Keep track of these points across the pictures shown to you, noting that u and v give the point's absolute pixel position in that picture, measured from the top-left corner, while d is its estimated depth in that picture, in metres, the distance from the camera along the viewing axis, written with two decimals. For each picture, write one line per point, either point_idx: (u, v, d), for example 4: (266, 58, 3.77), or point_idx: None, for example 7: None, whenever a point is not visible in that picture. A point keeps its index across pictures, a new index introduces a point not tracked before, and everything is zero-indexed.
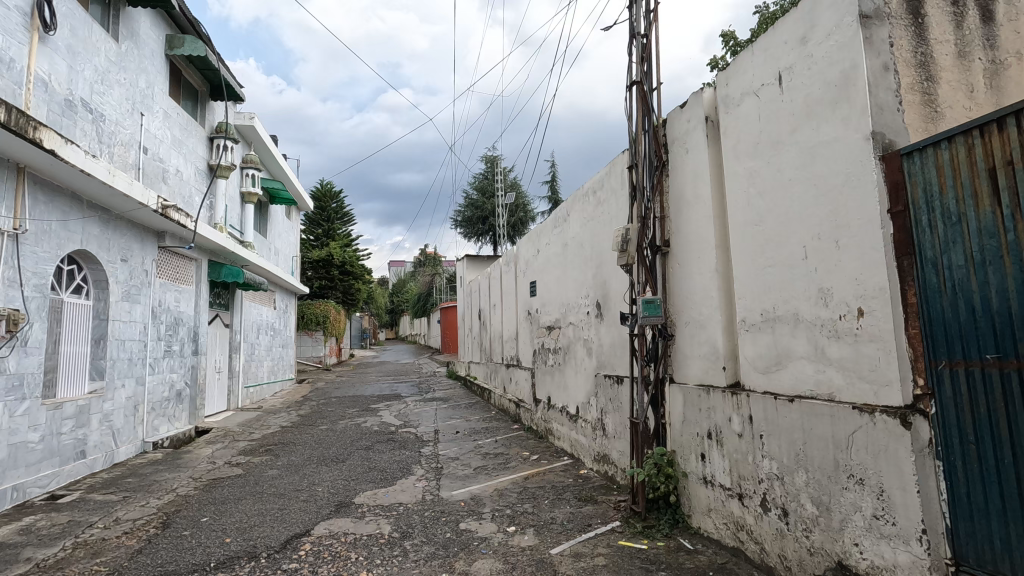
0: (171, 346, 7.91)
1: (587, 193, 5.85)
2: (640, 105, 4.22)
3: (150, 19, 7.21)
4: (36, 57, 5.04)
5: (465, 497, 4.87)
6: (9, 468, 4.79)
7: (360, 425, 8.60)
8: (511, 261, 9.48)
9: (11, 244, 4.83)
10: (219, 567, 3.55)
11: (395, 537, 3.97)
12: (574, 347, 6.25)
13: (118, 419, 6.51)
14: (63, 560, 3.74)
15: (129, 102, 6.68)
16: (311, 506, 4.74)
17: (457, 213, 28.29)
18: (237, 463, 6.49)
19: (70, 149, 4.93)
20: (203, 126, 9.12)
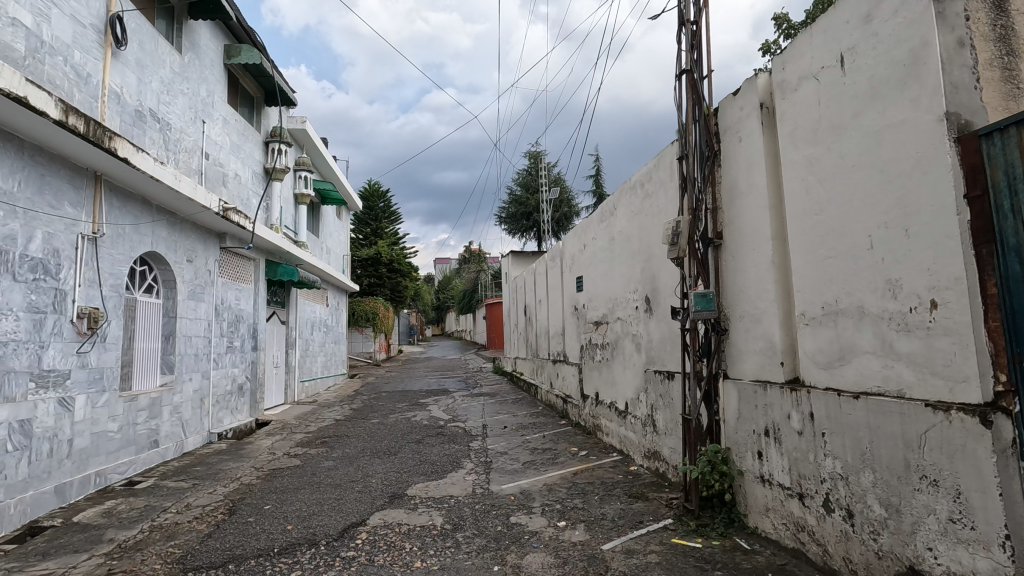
0: (233, 342, 8.31)
1: (634, 186, 5.76)
2: (690, 94, 4.11)
3: (210, 31, 7.57)
4: (109, 71, 5.38)
5: (514, 491, 4.91)
6: (92, 456, 5.16)
7: (410, 419, 8.79)
8: (557, 256, 9.46)
9: (91, 246, 5.19)
10: (282, 553, 3.72)
11: (448, 529, 4.04)
12: (622, 343, 6.18)
13: (187, 411, 6.90)
14: (142, 541, 4.00)
15: (192, 111, 7.04)
16: (365, 497, 4.88)
17: (502, 210, 28.45)
18: (295, 454, 6.76)
19: (141, 156, 5.24)
20: (259, 131, 9.50)
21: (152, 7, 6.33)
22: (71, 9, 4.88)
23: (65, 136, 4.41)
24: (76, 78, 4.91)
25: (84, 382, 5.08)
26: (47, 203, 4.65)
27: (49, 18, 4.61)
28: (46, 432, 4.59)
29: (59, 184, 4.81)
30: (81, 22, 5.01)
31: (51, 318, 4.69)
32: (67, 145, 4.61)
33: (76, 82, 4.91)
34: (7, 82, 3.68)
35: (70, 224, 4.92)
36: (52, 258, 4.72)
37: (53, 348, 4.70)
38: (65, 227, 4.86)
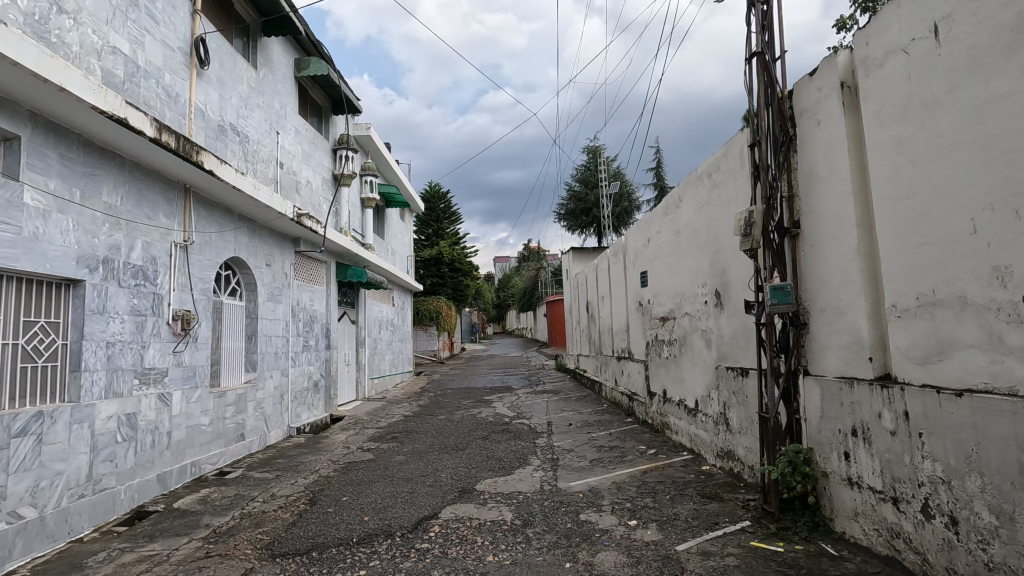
0: (309, 341, 8.74)
1: (700, 176, 5.58)
2: (761, 77, 3.92)
3: (282, 46, 7.98)
4: (195, 90, 5.78)
5: (582, 489, 4.88)
6: (187, 447, 5.57)
7: (476, 416, 8.94)
8: (619, 252, 9.31)
9: (183, 254, 5.61)
10: (360, 543, 3.87)
11: (518, 524, 4.08)
12: (690, 338, 6.00)
13: (269, 406, 7.33)
14: (234, 528, 4.29)
15: (267, 123, 7.45)
16: (436, 491, 5.00)
17: (561, 207, 28.37)
18: (368, 448, 7.04)
19: (224, 168, 5.60)
20: (328, 138, 9.93)
21: (231, 28, 6.74)
22: (161, 35, 5.28)
23: (158, 152, 4.78)
24: (167, 98, 5.32)
25: (180, 379, 5.49)
26: (145, 215, 5.05)
27: (143, 44, 5.01)
28: (149, 425, 5.00)
29: (155, 197, 5.22)
30: (171, 46, 5.41)
31: (150, 320, 5.10)
32: (160, 160, 4.99)
33: (167, 102, 5.32)
34: (110, 105, 4.03)
35: (165, 234, 5.33)
36: (150, 265, 5.12)
37: (152, 348, 5.10)
38: (160, 236, 5.27)
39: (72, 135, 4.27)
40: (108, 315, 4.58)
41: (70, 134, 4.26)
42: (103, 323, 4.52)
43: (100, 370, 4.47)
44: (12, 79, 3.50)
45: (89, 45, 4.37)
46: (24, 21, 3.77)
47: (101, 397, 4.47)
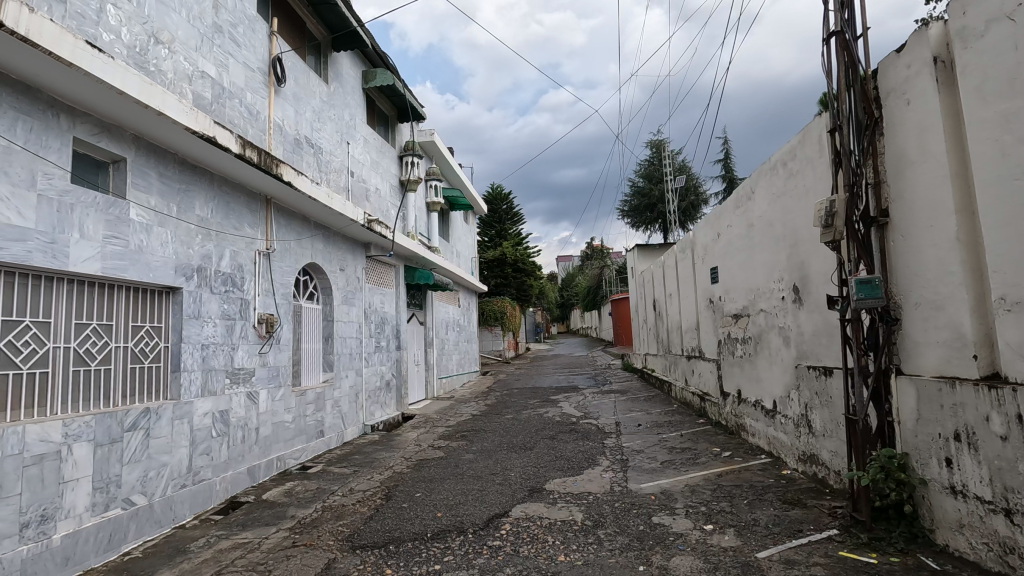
0: (380, 342, 9.08)
1: (774, 165, 5.31)
2: (841, 57, 3.68)
3: (350, 60, 8.33)
4: (273, 107, 6.14)
5: (654, 491, 4.77)
6: (273, 442, 5.94)
7: (543, 415, 8.95)
8: (687, 248, 9.03)
9: (266, 261, 5.98)
10: (434, 538, 3.98)
11: (588, 525, 4.05)
12: (767, 336, 5.73)
13: (345, 404, 7.67)
14: (317, 519, 4.53)
15: (338, 135, 7.81)
16: (506, 490, 5.05)
17: (625, 204, 27.89)
18: (439, 446, 7.22)
19: (301, 179, 5.92)
20: (395, 146, 10.27)
21: (304, 46, 7.12)
22: (243, 57, 5.66)
23: (243, 167, 5.13)
24: (249, 116, 5.69)
25: (266, 378, 5.86)
26: (232, 226, 5.43)
27: (228, 67, 5.39)
28: (239, 421, 5.37)
29: (241, 209, 5.60)
30: (251, 67, 5.79)
31: (239, 323, 5.47)
32: (245, 174, 5.35)
33: (249, 120, 5.69)
34: (201, 126, 4.37)
35: (250, 242, 5.71)
36: (238, 273, 5.50)
37: (241, 349, 5.47)
38: (246, 245, 5.64)
39: (169, 155, 4.66)
40: (202, 320, 4.95)
41: (168, 154, 4.64)
42: (198, 327, 4.89)
43: (197, 370, 4.84)
44: (118, 106, 3.86)
45: (182, 71, 4.75)
46: (127, 54, 4.16)
47: (198, 396, 4.84)
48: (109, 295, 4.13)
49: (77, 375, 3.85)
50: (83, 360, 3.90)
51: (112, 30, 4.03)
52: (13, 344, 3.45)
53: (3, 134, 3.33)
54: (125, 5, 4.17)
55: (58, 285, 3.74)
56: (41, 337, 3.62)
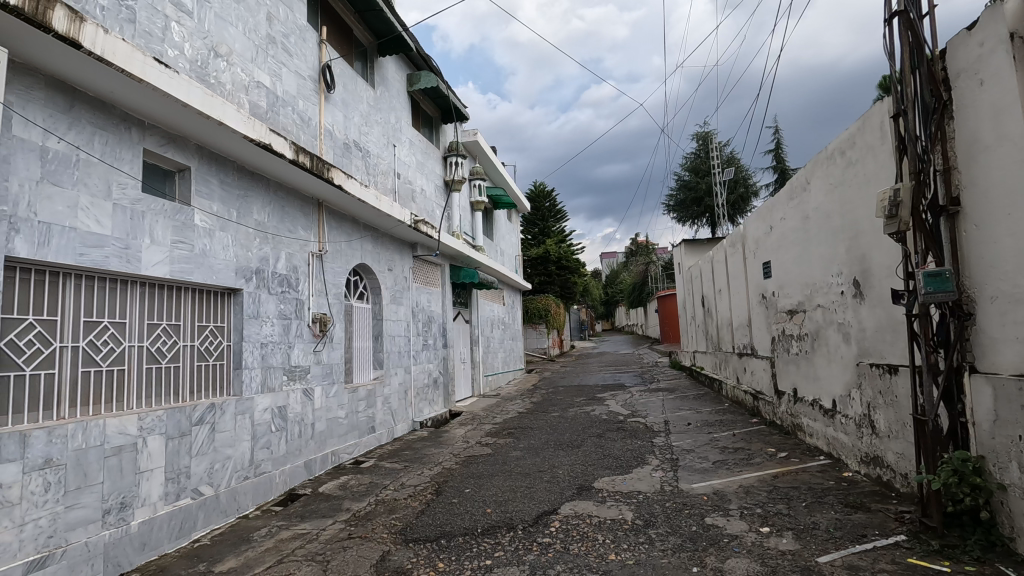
0: (428, 341, 9.24)
1: (832, 154, 5.09)
2: (905, 38, 3.48)
3: (395, 64, 8.51)
4: (323, 113, 6.35)
5: (707, 491, 4.66)
6: (328, 437, 6.16)
7: (589, 413, 8.90)
8: (737, 242, 8.77)
9: (319, 262, 6.19)
10: (484, 533, 4.03)
11: (639, 525, 4.00)
12: (825, 333, 5.50)
13: (395, 401, 7.85)
14: (371, 512, 4.67)
15: (385, 138, 7.99)
16: (554, 487, 5.05)
17: (670, 198, 27.33)
18: (486, 443, 7.29)
19: (350, 182, 6.10)
20: (439, 147, 10.42)
21: (351, 52, 7.32)
22: (295, 66, 5.87)
23: (296, 172, 5.32)
24: (301, 123, 5.89)
25: (320, 376, 6.06)
26: (287, 229, 5.65)
27: (281, 76, 5.60)
28: (296, 417, 5.59)
29: (295, 213, 5.82)
30: (303, 76, 6.00)
31: (294, 323, 5.68)
32: (298, 179, 5.55)
33: (301, 126, 5.89)
34: (257, 133, 4.56)
35: (304, 245, 5.92)
36: (293, 274, 5.72)
37: (297, 348, 5.68)
38: (300, 247, 5.86)
39: (229, 163, 4.89)
40: (261, 319, 5.17)
41: (227, 162, 4.87)
42: (257, 326, 5.12)
43: (256, 367, 5.06)
44: (182, 118, 4.08)
45: (239, 82, 4.97)
46: (189, 68, 4.39)
47: (258, 392, 5.06)
48: (176, 297, 4.38)
49: (150, 372, 4.10)
50: (155, 357, 4.15)
51: (176, 46, 4.27)
52: (94, 342, 3.71)
53: (81, 147, 3.58)
54: (187, 21, 4.40)
55: (133, 288, 3.99)
56: (118, 336, 3.87)
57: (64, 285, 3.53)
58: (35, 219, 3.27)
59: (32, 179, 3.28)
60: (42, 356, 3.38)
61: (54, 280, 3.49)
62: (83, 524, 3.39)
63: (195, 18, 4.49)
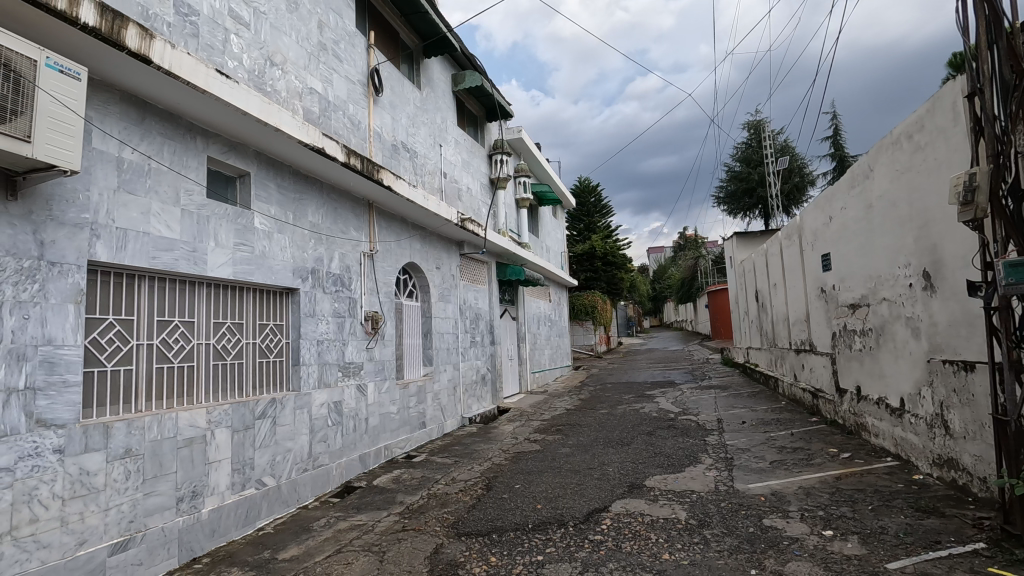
0: (475, 337, 9.34)
1: (897, 139, 4.82)
2: (980, 12, 3.25)
3: (441, 65, 8.62)
4: (373, 116, 6.51)
5: (764, 492, 4.52)
6: (381, 432, 6.33)
7: (639, 410, 8.77)
8: (793, 234, 8.43)
9: (370, 262, 6.36)
10: (535, 529, 4.04)
11: (693, 525, 3.91)
12: (891, 327, 5.22)
13: (444, 397, 7.98)
14: (423, 506, 4.77)
15: (432, 138, 8.11)
16: (605, 485, 5.01)
17: (720, 190, 26.54)
18: (535, 439, 7.30)
19: (400, 183, 6.24)
20: (484, 146, 10.49)
21: (398, 55, 7.47)
22: (345, 71, 6.04)
23: (349, 175, 5.49)
24: (351, 127, 6.07)
25: (373, 372, 6.24)
26: (340, 230, 5.83)
27: (332, 81, 5.77)
28: (351, 412, 5.77)
29: (348, 214, 6.00)
30: (353, 80, 6.17)
31: (348, 321, 5.86)
32: (350, 181, 5.72)
33: (351, 130, 6.07)
34: (312, 139, 4.73)
35: (356, 245, 6.10)
36: (346, 274, 5.90)
37: (351, 345, 5.87)
38: (353, 247, 6.03)
39: (285, 167, 5.09)
40: (317, 318, 5.37)
41: (284, 167, 5.08)
42: (314, 324, 5.31)
43: (313, 364, 5.26)
44: (242, 126, 4.28)
45: (293, 89, 5.16)
46: (248, 77, 4.59)
47: (315, 387, 5.25)
48: (239, 297, 4.60)
49: (216, 368, 4.33)
50: (221, 354, 4.38)
51: (235, 57, 4.47)
52: (166, 340, 3.94)
53: (152, 156, 3.80)
54: (245, 33, 4.60)
55: (200, 289, 4.22)
56: (187, 334, 4.11)
57: (139, 286, 3.77)
58: (113, 225, 3.50)
59: (110, 187, 3.50)
60: (120, 353, 3.62)
61: (130, 282, 3.72)
62: (159, 511, 3.62)
63: (253, 29, 4.70)
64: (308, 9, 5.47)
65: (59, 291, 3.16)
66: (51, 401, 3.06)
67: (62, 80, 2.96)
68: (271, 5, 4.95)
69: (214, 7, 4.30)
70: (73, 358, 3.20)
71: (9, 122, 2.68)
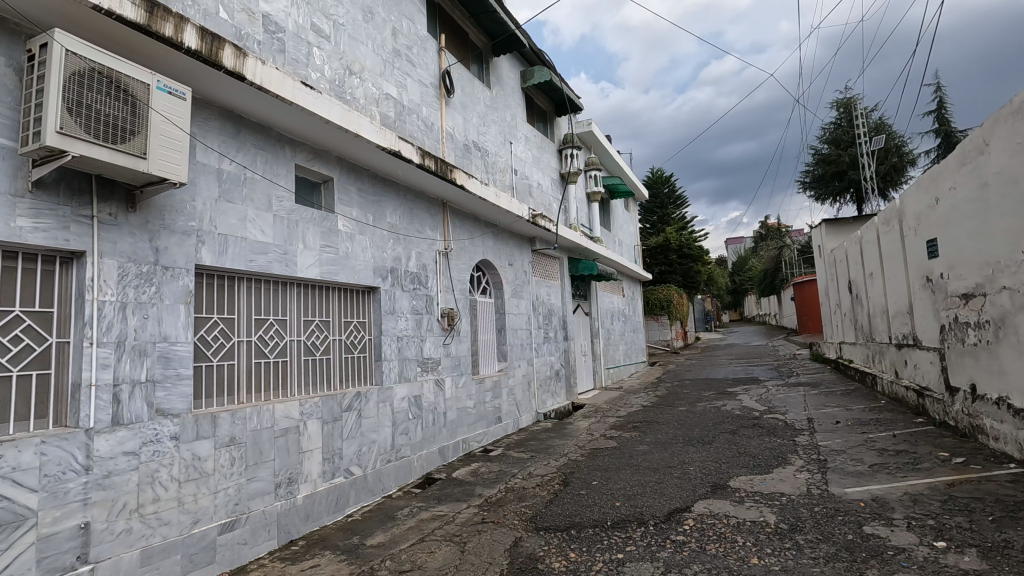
0: (549, 333, 9.34)
1: (1018, 108, 4.31)
2: None
3: (509, 62, 8.66)
4: (445, 117, 6.65)
5: (863, 497, 4.20)
6: (459, 426, 6.48)
7: (721, 408, 8.42)
8: (892, 218, 7.76)
9: (445, 259, 6.52)
10: (615, 527, 3.99)
11: (784, 529, 3.71)
12: (1014, 319, 4.68)
13: (519, 392, 8.05)
14: (501, 499, 4.84)
15: (502, 136, 8.18)
16: (686, 484, 4.85)
17: (806, 175, 24.91)
18: (611, 436, 7.20)
19: (472, 181, 6.35)
20: (554, 141, 10.45)
21: (468, 56, 7.59)
22: (418, 75, 6.21)
23: (424, 175, 5.65)
24: (425, 129, 6.24)
25: (449, 367, 6.39)
26: (416, 230, 6.01)
27: (406, 86, 5.95)
28: (430, 406, 5.96)
29: (423, 214, 6.17)
30: (425, 84, 6.33)
31: (426, 317, 6.04)
32: (425, 182, 5.88)
33: (425, 131, 6.24)
34: (388, 142, 4.91)
35: (431, 244, 6.27)
36: (423, 272, 6.08)
37: (428, 340, 6.04)
38: (428, 246, 6.21)
39: (364, 171, 5.31)
40: (397, 315, 5.57)
41: (363, 170, 5.30)
42: (394, 321, 5.52)
43: (394, 359, 5.47)
44: (326, 133, 4.51)
45: (371, 96, 5.38)
46: (330, 87, 4.83)
47: (396, 382, 5.47)
48: (326, 296, 4.87)
49: (306, 363, 4.60)
50: (310, 350, 4.65)
51: (318, 69, 4.72)
52: (262, 337, 4.24)
53: (246, 166, 4.09)
54: (326, 45, 4.85)
55: (291, 289, 4.50)
56: (281, 332, 4.40)
57: (238, 287, 4.08)
58: (215, 231, 3.80)
59: (212, 197, 3.80)
60: (224, 349, 3.93)
61: (231, 283, 4.03)
62: (260, 495, 3.91)
63: (333, 41, 4.93)
64: (382, 17, 5.67)
65: (172, 292, 3.49)
66: (167, 392, 3.38)
67: (171, 100, 3.25)
68: (349, 17, 5.18)
69: (298, 23, 4.56)
70: (184, 353, 3.51)
71: (130, 141, 2.98)
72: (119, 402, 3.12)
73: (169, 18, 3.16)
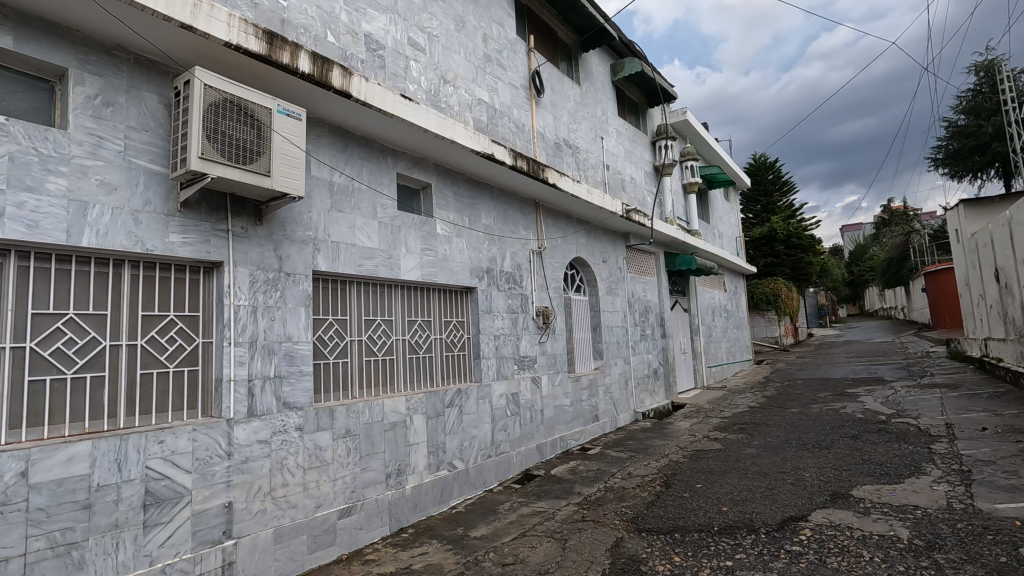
0: (646, 331, 9.11)
1: None
2: None
3: (599, 57, 8.55)
4: (535, 117, 6.72)
5: (1020, 515, 3.68)
6: (556, 423, 6.52)
7: (839, 411, 7.74)
8: None
9: (539, 258, 6.57)
10: (722, 532, 3.82)
11: (919, 546, 3.35)
12: None
13: (616, 391, 7.93)
14: (601, 498, 4.80)
15: (593, 131, 8.10)
16: (801, 491, 4.52)
17: (939, 151, 22.18)
18: (715, 437, 6.88)
19: (564, 179, 6.35)
20: (647, 133, 10.16)
21: (557, 54, 7.60)
22: (509, 78, 6.31)
23: (516, 176, 5.75)
24: (516, 130, 6.33)
25: (546, 365, 6.44)
26: (510, 230, 6.12)
27: (497, 89, 6.08)
28: (528, 403, 6.05)
29: (516, 214, 6.27)
30: (516, 86, 6.43)
31: (522, 316, 6.14)
32: (518, 183, 5.98)
33: (517, 133, 6.34)
34: (482, 146, 5.04)
35: (525, 243, 6.35)
36: (518, 271, 6.18)
37: (524, 339, 6.14)
38: (522, 246, 6.29)
39: (460, 175, 5.50)
40: (494, 314, 5.71)
41: (459, 175, 5.49)
42: (491, 320, 5.67)
43: (492, 357, 5.61)
44: (424, 142, 4.73)
45: (464, 102, 5.56)
46: (426, 97, 5.06)
47: (495, 379, 5.61)
48: (427, 296, 5.10)
49: (410, 360, 4.85)
50: (413, 348, 4.89)
51: (415, 80, 4.96)
52: (371, 337, 4.53)
53: (354, 177, 4.39)
54: (422, 58, 5.08)
55: (394, 290, 4.77)
56: (387, 331, 4.67)
57: (349, 290, 4.39)
58: (329, 240, 4.12)
59: (326, 208, 4.13)
60: (339, 347, 4.25)
61: (343, 287, 4.36)
62: (373, 484, 4.18)
63: (428, 53, 5.15)
64: (473, 25, 5.83)
65: (294, 296, 3.83)
66: (292, 387, 3.72)
67: (289, 121, 3.57)
68: (442, 28, 5.38)
69: (397, 39, 4.82)
70: (305, 352, 3.85)
71: (256, 162, 3.32)
72: (252, 396, 3.48)
73: (286, 47, 3.48)
